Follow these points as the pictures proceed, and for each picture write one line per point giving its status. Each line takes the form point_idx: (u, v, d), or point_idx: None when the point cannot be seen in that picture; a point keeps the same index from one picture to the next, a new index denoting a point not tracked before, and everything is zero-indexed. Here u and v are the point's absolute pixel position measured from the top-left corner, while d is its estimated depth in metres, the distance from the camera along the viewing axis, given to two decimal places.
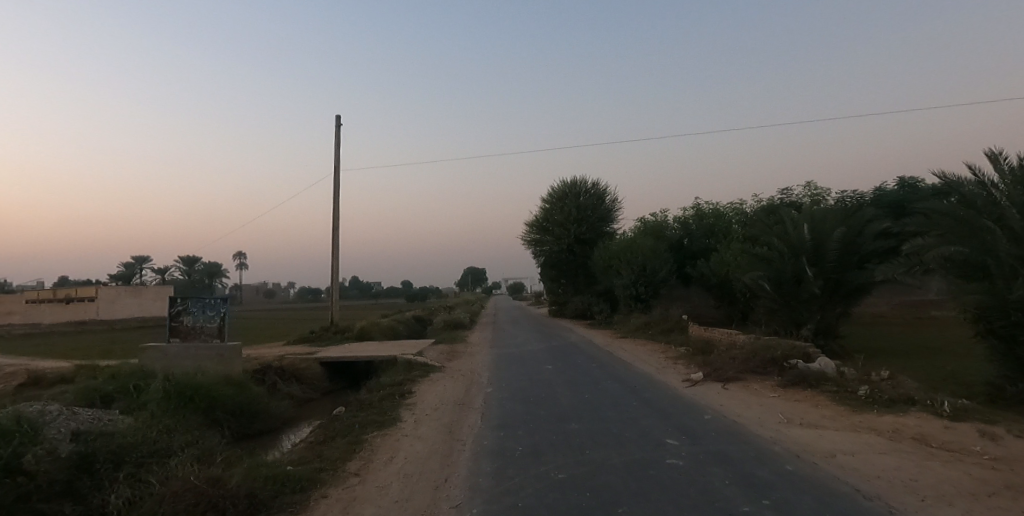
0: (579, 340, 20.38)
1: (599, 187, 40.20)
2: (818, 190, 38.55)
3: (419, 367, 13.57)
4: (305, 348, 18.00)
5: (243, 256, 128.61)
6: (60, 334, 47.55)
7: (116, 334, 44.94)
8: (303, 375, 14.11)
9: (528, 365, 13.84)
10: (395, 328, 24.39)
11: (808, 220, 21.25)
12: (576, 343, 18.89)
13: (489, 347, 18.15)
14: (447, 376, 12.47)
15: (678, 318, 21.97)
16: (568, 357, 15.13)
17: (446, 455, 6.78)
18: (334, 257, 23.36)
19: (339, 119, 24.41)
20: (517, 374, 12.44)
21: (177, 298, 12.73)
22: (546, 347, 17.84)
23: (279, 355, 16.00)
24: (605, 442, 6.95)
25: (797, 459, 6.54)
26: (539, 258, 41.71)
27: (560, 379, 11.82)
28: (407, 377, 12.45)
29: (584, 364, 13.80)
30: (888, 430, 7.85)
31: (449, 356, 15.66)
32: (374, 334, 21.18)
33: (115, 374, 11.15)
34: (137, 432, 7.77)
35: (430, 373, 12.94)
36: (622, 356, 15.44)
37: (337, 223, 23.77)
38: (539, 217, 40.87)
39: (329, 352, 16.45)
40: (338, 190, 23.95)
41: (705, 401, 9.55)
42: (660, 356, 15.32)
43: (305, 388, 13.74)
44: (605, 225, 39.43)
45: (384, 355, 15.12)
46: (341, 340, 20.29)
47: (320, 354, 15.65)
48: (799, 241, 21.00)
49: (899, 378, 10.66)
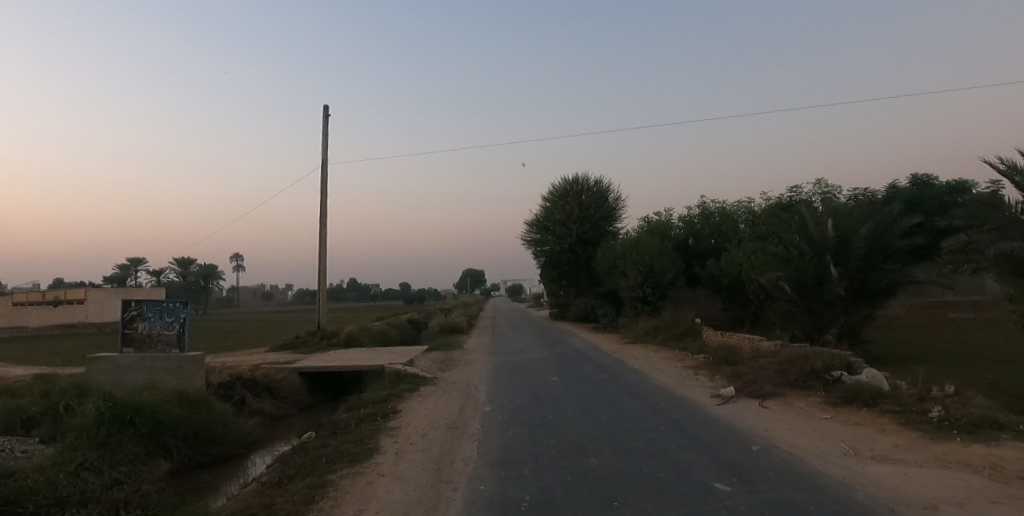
0: (586, 346, 18.78)
1: (602, 184, 38.66)
2: (828, 188, 37.02)
3: (409, 380, 11.97)
4: (287, 356, 16.42)
5: (239, 257, 126.95)
6: (50, 337, 46.13)
7: (105, 338, 43.37)
8: (278, 387, 12.52)
9: (532, 376, 12.25)
10: (388, 333, 22.81)
11: (831, 215, 19.70)
12: (582, 350, 17.28)
13: (487, 354, 16.54)
14: (439, 391, 10.86)
15: (691, 322, 20.38)
16: (576, 367, 13.57)
17: (430, 507, 5.21)
18: (321, 257, 21.75)
19: (327, 108, 22.69)
20: (520, 388, 10.85)
21: (131, 302, 11.12)
22: (550, 354, 16.26)
23: (255, 364, 14.41)
24: (636, 488, 5.39)
25: (890, 512, 4.98)
26: (540, 259, 40.17)
27: (570, 394, 10.25)
28: (394, 392, 10.86)
29: (596, 376, 12.23)
30: (985, 466, 6.29)
31: (443, 366, 14.10)
32: (364, 340, 19.60)
33: (51, 391, 9.56)
34: (46, 470, 6.20)
35: (420, 387, 11.35)
36: (636, 366, 13.89)
37: (325, 221, 22.10)
38: (540, 216, 39.34)
39: (310, 360, 14.86)
40: (326, 185, 22.27)
41: (746, 424, 8.00)
42: (678, 365, 13.77)
43: (279, 403, 12.13)
44: (608, 224, 37.87)
45: (371, 365, 13.53)
46: (327, 347, 18.68)
47: (299, 364, 14.07)
48: (822, 238, 19.47)
49: (966, 393, 9.13)
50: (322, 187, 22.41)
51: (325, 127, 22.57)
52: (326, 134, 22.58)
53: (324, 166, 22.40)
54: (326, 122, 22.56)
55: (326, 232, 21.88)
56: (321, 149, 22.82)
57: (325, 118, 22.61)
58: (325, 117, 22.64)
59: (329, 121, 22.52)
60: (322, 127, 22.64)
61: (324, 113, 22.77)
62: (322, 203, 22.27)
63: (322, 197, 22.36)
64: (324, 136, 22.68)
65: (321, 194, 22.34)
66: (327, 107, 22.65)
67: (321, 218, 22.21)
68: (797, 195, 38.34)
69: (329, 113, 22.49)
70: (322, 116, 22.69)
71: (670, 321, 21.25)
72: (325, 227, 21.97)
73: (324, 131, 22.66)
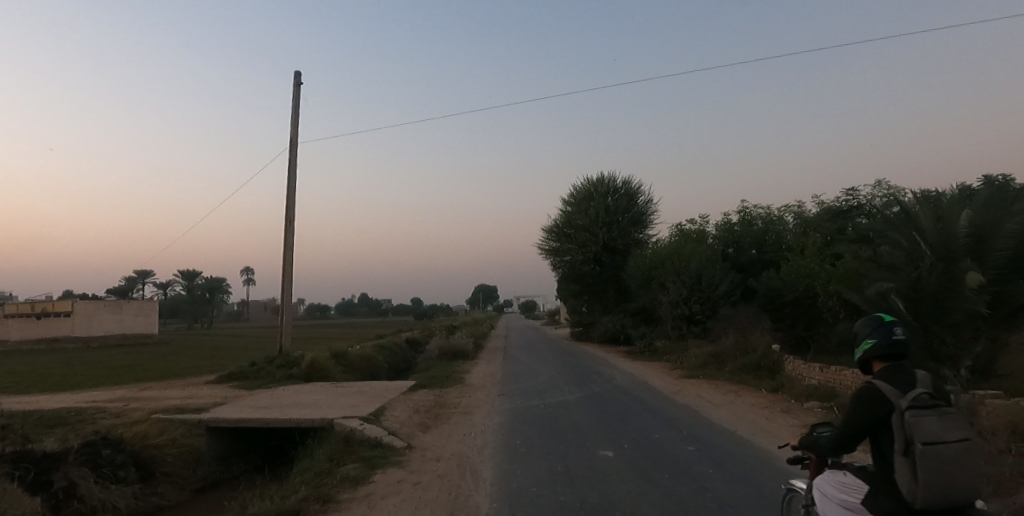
0: (631, 382, 13.75)
1: (631, 184, 33.89)
2: (891, 189, 31.75)
3: (363, 454, 7.08)
4: (213, 399, 11.66)
5: (248, 271, 123.43)
6: (30, 358, 42.41)
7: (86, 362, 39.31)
8: (157, 458, 7.80)
9: (571, 451, 7.33)
10: (370, 359, 17.96)
11: (963, 206, 14.74)
12: (632, 390, 12.25)
13: (496, 397, 11.60)
14: (406, 485, 6.02)
15: (770, 349, 15.31)
16: (635, 426, 8.63)
17: None
18: (287, 263, 17.01)
19: (299, 74, 17.93)
20: (551, 487, 5.91)
21: None
22: (586, 398, 11.31)
23: (150, 415, 9.68)
24: None
25: None
26: (560, 270, 35.38)
27: (652, 504, 5.32)
28: (328, 484, 6.02)
29: (678, 451, 7.30)
30: None
31: (426, 420, 9.21)
32: (333, 370, 14.70)
33: None
34: None
35: (377, 470, 6.51)
36: (723, 423, 8.95)
37: (293, 215, 17.29)
38: (560, 221, 34.67)
39: (236, 406, 10.09)
40: (294, 170, 17.47)
41: None
42: (793, 425, 8.79)
43: (150, 491, 7.39)
44: (638, 230, 32.97)
45: (313, 423, 8.69)
46: (280, 379, 13.88)
47: (211, 416, 9.30)
48: (951, 237, 14.49)
49: None
50: (290, 171, 17.60)
51: (294, 96, 17.77)
52: (297, 106, 17.75)
53: (291, 146, 17.58)
54: (296, 89, 17.73)
55: (293, 232, 17.11)
56: (290, 126, 18.02)
57: (296, 86, 17.82)
58: (296, 85, 17.86)
59: (299, 88, 17.73)
60: (292, 98, 17.81)
61: (295, 80, 17.97)
62: (288, 193, 17.44)
63: (288, 184, 17.52)
64: (292, 109, 17.83)
65: (288, 180, 17.49)
66: (299, 73, 17.92)
67: (287, 213, 17.39)
68: (853, 198, 33.08)
69: (300, 79, 17.76)
70: (292, 83, 17.94)
71: (740, 348, 16.25)
72: (293, 223, 17.16)
73: (294, 103, 17.82)
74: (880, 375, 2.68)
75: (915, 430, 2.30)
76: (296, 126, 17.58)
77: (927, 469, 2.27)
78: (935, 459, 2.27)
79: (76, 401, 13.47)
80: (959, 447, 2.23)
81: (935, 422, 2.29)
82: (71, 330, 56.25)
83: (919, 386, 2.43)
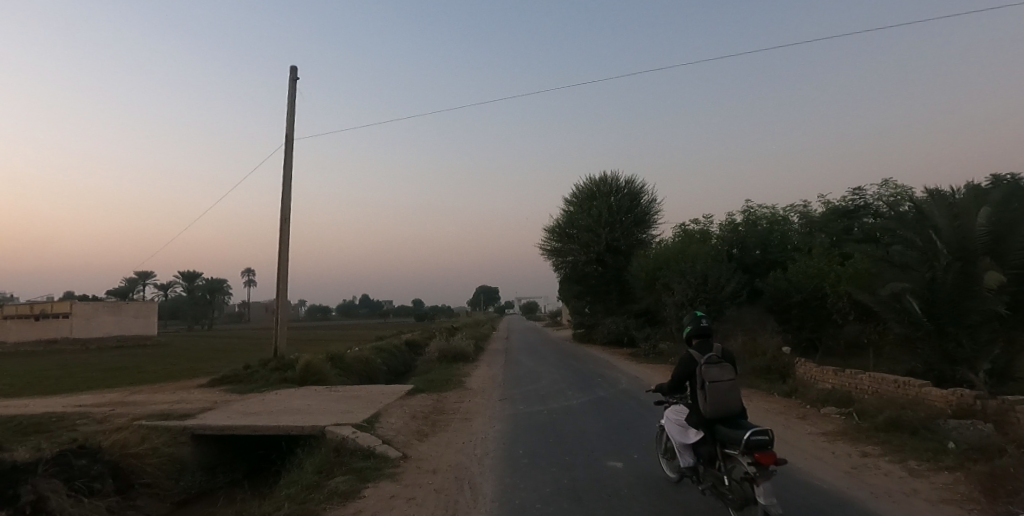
0: (637, 386, 13.28)
1: (634, 184, 33.44)
2: (898, 188, 31.20)
3: (353, 466, 6.62)
4: (203, 403, 11.21)
5: (249, 273, 123.04)
6: (29, 360, 42.05)
7: (84, 364, 38.86)
8: (136, 469, 7.33)
9: (577, 462, 6.85)
10: (367, 362, 17.50)
11: (981, 204, 14.26)
12: (638, 394, 11.79)
13: (496, 402, 11.14)
14: (398, 500, 5.54)
15: (780, 351, 14.82)
16: (643, 434, 8.13)
17: None
18: (283, 263, 16.56)
19: (295, 69, 17.49)
20: (556, 503, 5.43)
21: None
22: (590, 402, 10.85)
23: (135, 421, 9.25)
24: None
25: None
26: (562, 271, 34.92)
27: None
28: (314, 499, 5.57)
29: None
30: None
31: (422, 426, 8.74)
32: (329, 373, 14.24)
33: None
34: None
35: (368, 482, 6.04)
36: None
37: (289, 213, 16.85)
38: (562, 221, 34.23)
39: (225, 412, 9.64)
40: (290, 167, 17.02)
41: None
42: (810, 432, 8.31)
43: (128, 503, 6.91)
44: (642, 230, 32.49)
45: (302, 431, 8.21)
46: (274, 383, 13.43)
47: (197, 422, 8.85)
48: (970, 235, 13.99)
49: None
50: (285, 168, 17.14)
51: (290, 92, 17.32)
52: (292, 102, 17.31)
53: (286, 143, 17.13)
54: (292, 84, 17.30)
55: (289, 231, 16.65)
56: (286, 122, 17.57)
57: (292, 81, 17.38)
58: (292, 80, 17.42)
59: (295, 83, 17.29)
60: (287, 93, 17.36)
61: (291, 75, 17.53)
62: (284, 191, 16.98)
63: (284, 182, 17.07)
64: (288, 104, 17.38)
65: (283, 177, 17.05)
66: (295, 68, 17.48)
67: (282, 211, 16.94)
68: (860, 198, 32.53)
69: (297, 74, 17.32)
70: (288, 78, 17.50)
71: (749, 351, 15.74)
72: (289, 222, 16.71)
73: (289, 98, 17.37)
74: (695, 345, 5.03)
75: (709, 378, 4.70)
76: (292, 122, 17.13)
77: (712, 395, 4.71)
78: (716, 390, 4.70)
79: (63, 405, 13.02)
80: (728, 386, 4.64)
81: (717, 370, 4.71)
82: (70, 331, 55.85)
83: (714, 353, 4.77)
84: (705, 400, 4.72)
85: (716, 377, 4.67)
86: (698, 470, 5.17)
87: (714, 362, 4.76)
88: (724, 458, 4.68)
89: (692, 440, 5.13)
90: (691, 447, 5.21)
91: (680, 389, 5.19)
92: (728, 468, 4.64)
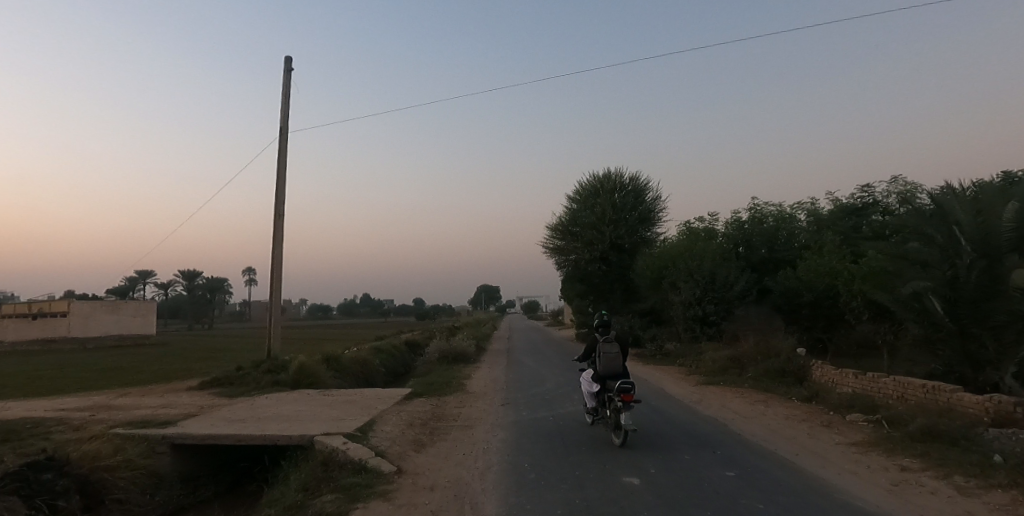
0: (646, 389, 12.67)
1: (638, 181, 32.83)
2: (908, 185, 30.42)
3: (342, 482, 5.99)
4: (189, 408, 10.60)
5: (249, 272, 122.43)
6: (24, 361, 41.45)
7: (79, 364, 38.22)
8: (107, 482, 6.72)
9: (588, 477, 6.22)
10: (365, 363, 16.89)
11: (1008, 199, 13.61)
12: (648, 399, 11.18)
13: (499, 406, 10.52)
14: None
15: (795, 353, 14.17)
16: (659, 445, 7.51)
17: None
18: (277, 261, 15.94)
19: (290, 59, 16.86)
20: None
21: None
22: None
23: (113, 428, 8.64)
24: None
25: None
26: (565, 270, 34.35)
27: None
28: None
29: (714, 477, 6.19)
30: None
31: (419, 435, 8.11)
32: (323, 375, 13.65)
33: None
34: None
35: (357, 502, 5.43)
36: (758, 440, 7.85)
37: (283, 209, 16.23)
38: (564, 219, 33.64)
39: (209, 419, 9.04)
40: (285, 161, 16.40)
41: None
42: (839, 443, 7.68)
43: None
44: (646, 228, 31.89)
45: (289, 440, 7.59)
46: (266, 386, 12.84)
47: (178, 430, 8.24)
48: (996, 232, 13.35)
49: None
50: (280, 162, 16.52)
51: (286, 83, 16.70)
52: (288, 93, 16.68)
53: (281, 136, 16.50)
54: (287, 75, 16.69)
55: (283, 227, 16.04)
56: (280, 114, 16.95)
57: (287, 72, 16.75)
58: (287, 71, 16.80)
59: (290, 74, 16.68)
60: (282, 84, 16.73)
61: (286, 66, 16.90)
62: (278, 186, 16.36)
63: (279, 177, 16.45)
64: (283, 96, 16.77)
65: (278, 172, 16.44)
66: (291, 58, 16.87)
67: (276, 207, 16.31)
68: (868, 195, 31.77)
69: (292, 64, 16.71)
70: (283, 69, 16.89)
71: (762, 353, 15.11)
72: (283, 217, 16.08)
73: (285, 89, 16.74)
74: (601, 331, 8.17)
75: (605, 350, 7.88)
76: (287, 114, 16.51)
77: (605, 361, 7.89)
78: (608, 358, 7.89)
79: (43, 409, 12.41)
80: (614, 356, 7.84)
81: (610, 347, 7.89)
82: (67, 331, 55.21)
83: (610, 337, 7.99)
84: (601, 364, 7.90)
85: (608, 350, 7.86)
86: (596, 408, 8.36)
87: (609, 340, 7.99)
88: (610, 399, 7.85)
89: (594, 390, 8.30)
90: (593, 395, 8.38)
91: (589, 357, 8.36)
92: (610, 406, 7.85)
